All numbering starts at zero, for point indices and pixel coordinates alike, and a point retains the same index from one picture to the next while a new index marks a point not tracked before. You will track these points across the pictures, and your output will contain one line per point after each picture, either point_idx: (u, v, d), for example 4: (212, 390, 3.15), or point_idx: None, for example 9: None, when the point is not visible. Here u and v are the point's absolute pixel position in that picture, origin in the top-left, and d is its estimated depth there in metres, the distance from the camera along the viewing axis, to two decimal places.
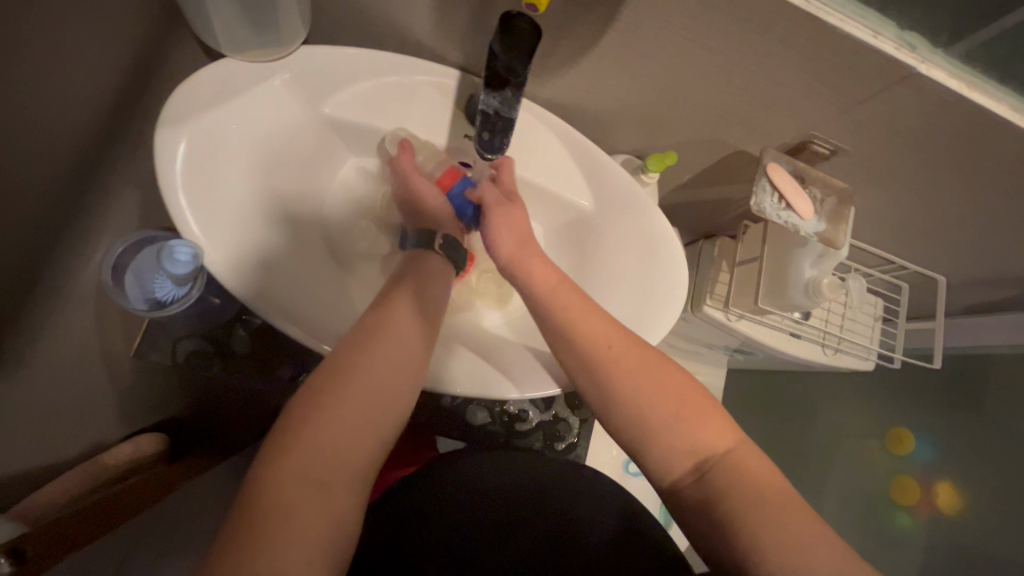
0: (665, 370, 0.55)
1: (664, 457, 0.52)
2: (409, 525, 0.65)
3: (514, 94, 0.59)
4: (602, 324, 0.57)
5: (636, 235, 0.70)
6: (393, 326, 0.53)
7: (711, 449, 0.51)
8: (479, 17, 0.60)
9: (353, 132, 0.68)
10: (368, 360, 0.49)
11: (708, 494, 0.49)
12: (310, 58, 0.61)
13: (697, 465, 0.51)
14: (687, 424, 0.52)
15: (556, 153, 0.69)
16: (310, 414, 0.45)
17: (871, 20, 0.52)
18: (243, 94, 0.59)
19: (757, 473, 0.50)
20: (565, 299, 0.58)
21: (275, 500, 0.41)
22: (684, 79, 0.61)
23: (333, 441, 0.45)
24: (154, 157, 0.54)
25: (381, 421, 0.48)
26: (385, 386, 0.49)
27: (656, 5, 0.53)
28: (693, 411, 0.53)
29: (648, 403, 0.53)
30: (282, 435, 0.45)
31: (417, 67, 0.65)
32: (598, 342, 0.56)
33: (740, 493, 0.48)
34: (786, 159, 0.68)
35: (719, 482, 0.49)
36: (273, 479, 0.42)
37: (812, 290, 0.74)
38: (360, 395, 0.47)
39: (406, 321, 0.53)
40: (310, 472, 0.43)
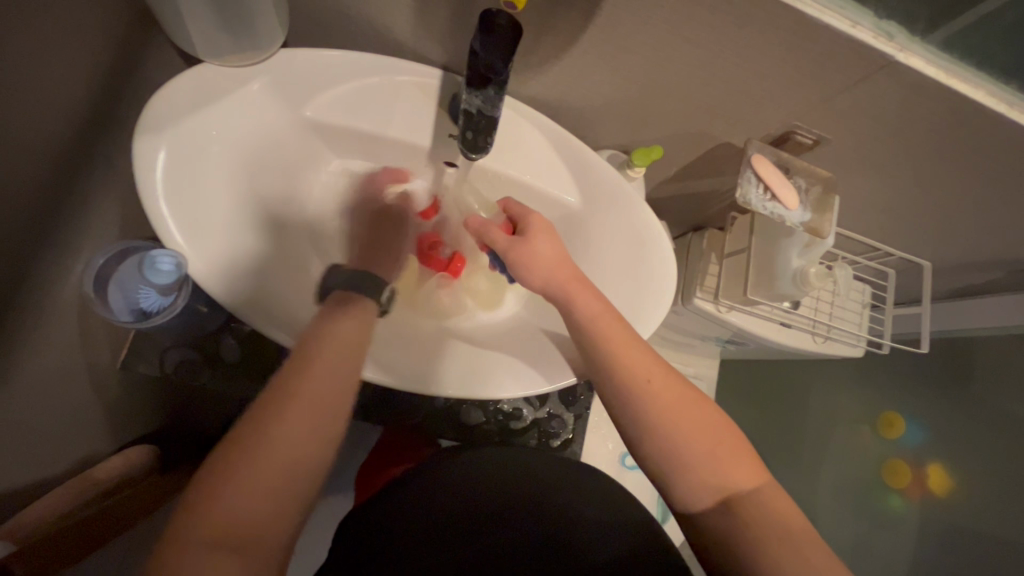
0: (699, 404, 0.55)
1: (695, 490, 0.52)
2: (404, 522, 0.66)
3: (496, 92, 0.58)
4: (641, 355, 0.56)
5: (624, 231, 0.70)
6: (323, 360, 0.48)
7: (739, 487, 0.52)
8: (458, 15, 0.60)
9: (336, 135, 0.67)
10: (288, 413, 0.45)
11: (733, 527, 0.50)
12: (289, 62, 0.61)
13: (724, 499, 0.52)
14: (718, 461, 0.52)
15: (543, 151, 0.69)
16: (221, 474, 0.42)
17: (848, 9, 0.52)
18: (221, 100, 0.58)
19: (784, 511, 0.51)
20: (609, 330, 0.57)
21: (180, 565, 0.39)
22: (666, 72, 0.61)
23: (245, 502, 0.42)
24: (133, 168, 0.53)
25: (300, 475, 0.45)
26: (307, 440, 0.45)
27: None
28: (726, 448, 0.53)
29: (683, 436, 0.53)
30: (194, 497, 0.42)
31: (399, 68, 0.64)
32: (635, 374, 0.55)
33: (768, 530, 0.49)
34: (769, 149, 0.69)
35: (747, 516, 0.50)
36: (179, 546, 0.40)
37: (799, 279, 0.74)
38: (285, 435, 0.45)
39: (337, 362, 0.49)
40: (219, 537, 0.41)
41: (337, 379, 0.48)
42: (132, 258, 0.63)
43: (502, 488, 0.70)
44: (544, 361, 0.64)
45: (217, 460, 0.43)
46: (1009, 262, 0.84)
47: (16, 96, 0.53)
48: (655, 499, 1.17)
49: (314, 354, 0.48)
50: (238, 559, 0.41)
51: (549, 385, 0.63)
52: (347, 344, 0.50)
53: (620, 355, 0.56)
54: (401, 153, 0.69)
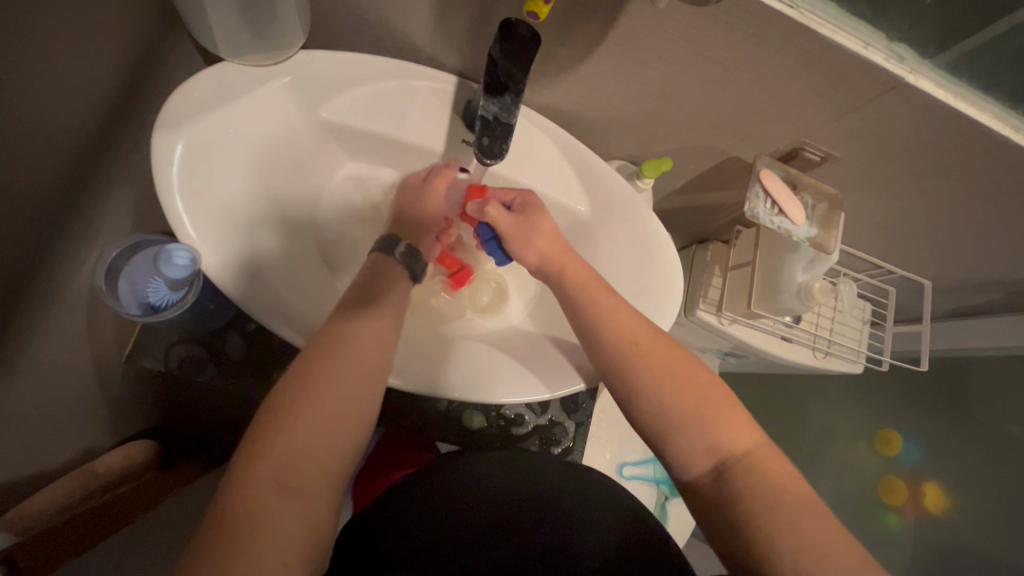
0: (684, 363, 0.56)
1: (686, 452, 0.53)
2: (413, 524, 0.66)
3: (513, 100, 0.58)
4: (630, 323, 0.58)
5: (631, 241, 0.70)
6: (366, 326, 0.52)
7: (732, 451, 0.52)
8: (477, 23, 0.61)
9: (350, 137, 0.68)
10: (336, 361, 0.49)
11: (731, 495, 0.50)
12: (308, 62, 0.61)
13: (718, 464, 0.52)
14: (706, 423, 0.53)
15: (553, 159, 0.70)
16: (279, 425, 0.45)
17: (861, 31, 0.53)
18: (240, 98, 0.58)
19: (776, 475, 0.51)
20: (604, 308, 0.59)
21: (245, 511, 0.41)
22: (679, 86, 0.62)
23: (301, 450, 0.45)
24: (152, 161, 0.53)
25: (350, 426, 0.48)
26: (354, 394, 0.49)
27: (655, 13, 0.54)
28: (720, 413, 0.54)
29: (672, 404, 0.54)
30: (253, 441, 0.44)
31: (415, 72, 0.65)
32: (625, 345, 0.56)
33: (756, 491, 0.50)
34: (778, 166, 0.70)
35: (740, 482, 0.50)
36: (242, 494, 0.41)
37: (804, 295, 0.75)
38: (333, 395, 0.48)
39: (378, 324, 0.53)
40: (279, 481, 0.43)
41: (380, 337, 0.52)
42: (149, 250, 0.63)
43: (513, 490, 0.71)
44: (550, 367, 0.65)
45: (272, 414, 0.45)
46: (1009, 283, 0.86)
47: (39, 87, 0.53)
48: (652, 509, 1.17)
49: (359, 317, 0.52)
50: (295, 503, 0.43)
51: (556, 391, 0.63)
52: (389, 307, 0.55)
53: (612, 325, 0.58)
54: (413, 156, 0.70)
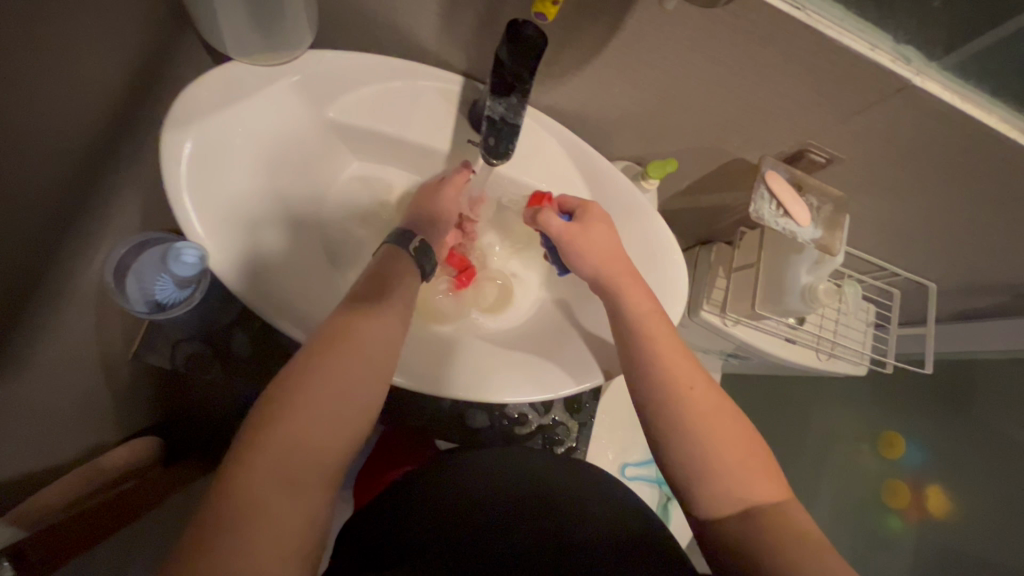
0: (726, 404, 0.56)
1: (719, 495, 0.52)
2: (417, 520, 0.66)
3: (519, 99, 0.59)
4: (683, 362, 0.57)
5: (636, 242, 0.71)
6: (371, 333, 0.51)
7: (762, 498, 0.52)
8: (484, 24, 0.61)
9: (357, 137, 0.68)
10: (340, 370, 0.48)
11: (759, 538, 0.50)
12: (315, 63, 0.62)
13: (747, 508, 0.52)
14: (742, 468, 0.53)
15: (558, 160, 0.70)
16: (268, 431, 0.44)
17: (868, 33, 0.53)
18: (249, 98, 0.59)
19: (805, 527, 0.51)
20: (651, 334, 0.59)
21: (228, 521, 0.40)
22: (685, 87, 0.62)
23: (289, 457, 0.44)
24: (161, 160, 0.54)
25: (341, 436, 0.47)
26: (347, 403, 0.47)
27: (662, 15, 0.54)
28: (754, 461, 0.53)
29: (713, 441, 0.53)
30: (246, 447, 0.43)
31: (421, 73, 0.66)
32: (671, 376, 0.56)
33: (786, 537, 0.49)
34: (783, 167, 0.70)
35: (768, 529, 0.50)
36: (228, 499, 0.41)
37: (808, 296, 0.75)
38: (331, 404, 0.46)
39: (379, 333, 0.52)
40: (265, 491, 0.42)
41: (382, 344, 0.51)
42: (156, 247, 0.63)
43: (514, 488, 0.71)
44: (554, 368, 0.65)
45: (264, 415, 0.45)
46: (1013, 286, 0.86)
47: (50, 86, 0.54)
48: (654, 510, 1.17)
49: (360, 325, 0.51)
50: (281, 512, 0.42)
51: (561, 391, 0.63)
52: (390, 314, 0.53)
53: (664, 357, 0.57)
54: (419, 156, 0.70)
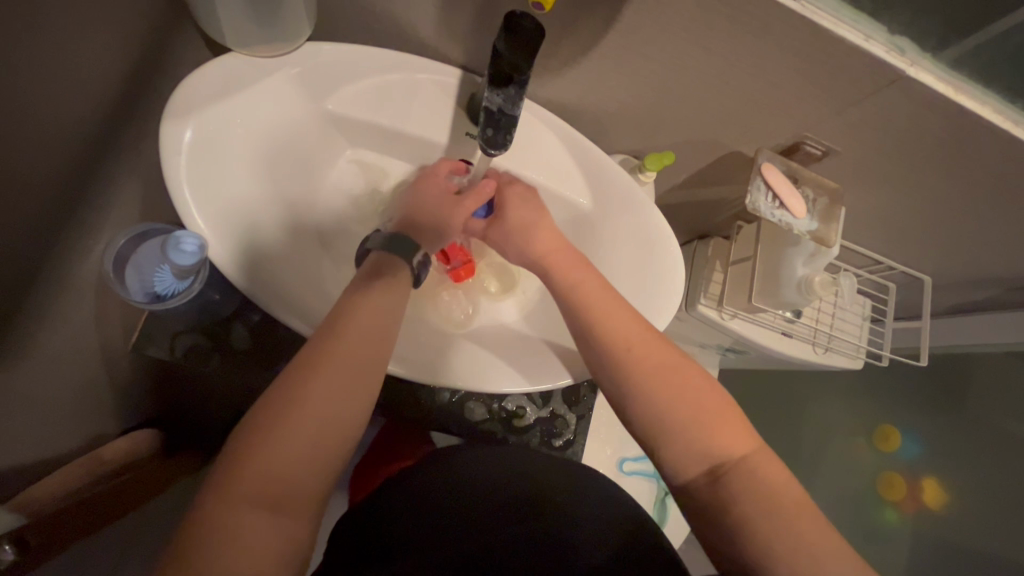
0: (677, 370, 0.55)
1: (683, 459, 0.53)
2: (412, 521, 0.66)
3: (517, 91, 0.59)
4: (639, 333, 0.57)
5: (633, 235, 0.71)
6: (361, 322, 0.51)
7: (733, 454, 0.52)
8: (482, 16, 0.61)
9: (355, 128, 0.68)
10: (336, 364, 0.48)
11: (730, 496, 0.51)
12: (313, 55, 0.62)
13: (716, 469, 0.52)
14: (703, 433, 0.53)
15: (555, 153, 0.71)
16: (237, 451, 0.43)
17: (862, 24, 0.54)
18: (247, 90, 0.59)
19: (773, 478, 0.51)
20: (596, 307, 0.59)
21: (227, 521, 0.41)
22: (680, 80, 0.63)
23: (286, 453, 0.44)
24: (161, 151, 0.54)
25: (336, 431, 0.47)
26: (338, 399, 0.47)
27: (658, 6, 0.54)
28: (715, 417, 0.54)
29: (668, 411, 0.54)
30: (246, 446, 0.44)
31: (420, 65, 0.66)
32: (629, 350, 0.56)
33: (756, 491, 0.50)
34: (779, 159, 0.70)
35: (736, 485, 0.51)
36: (224, 499, 0.42)
37: (805, 288, 0.76)
38: (326, 401, 0.46)
39: (365, 324, 0.51)
40: (259, 490, 0.43)
41: (372, 332, 0.51)
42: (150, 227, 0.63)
43: (504, 488, 0.71)
44: (550, 358, 0.65)
45: (264, 411, 0.45)
46: (1010, 279, 0.86)
47: (49, 76, 0.54)
48: (651, 505, 1.17)
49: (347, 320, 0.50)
50: (274, 514, 0.43)
51: (558, 380, 0.64)
52: (374, 306, 0.52)
53: (613, 332, 0.57)
54: (418, 149, 0.71)
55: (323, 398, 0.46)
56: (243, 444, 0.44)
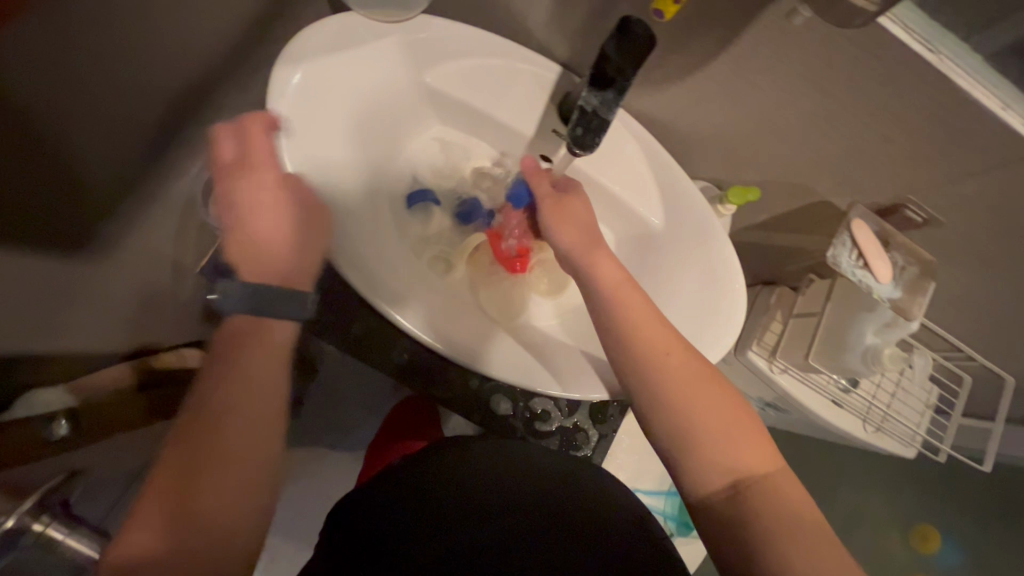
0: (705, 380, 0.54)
1: (702, 472, 0.50)
2: (421, 510, 0.64)
3: (616, 96, 0.58)
4: (662, 335, 0.55)
5: (699, 263, 0.69)
6: (245, 373, 0.49)
7: (754, 472, 0.50)
8: (596, 18, 0.62)
9: (447, 105, 0.70)
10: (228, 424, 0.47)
11: (745, 513, 0.48)
12: (425, 27, 0.64)
13: (735, 483, 0.50)
14: (725, 443, 0.51)
15: (637, 165, 0.70)
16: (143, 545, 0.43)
17: (1001, 89, 0.50)
18: (358, 51, 0.62)
19: (796, 498, 0.49)
20: (630, 307, 0.57)
21: None
22: (785, 117, 0.61)
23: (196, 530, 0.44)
24: (270, 91, 0.57)
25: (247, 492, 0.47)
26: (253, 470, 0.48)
27: (782, 35, 0.53)
28: (740, 432, 0.52)
29: (689, 417, 0.52)
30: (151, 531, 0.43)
31: (523, 56, 0.67)
32: (656, 349, 0.54)
33: (776, 509, 0.48)
34: (874, 218, 0.65)
35: (756, 501, 0.48)
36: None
37: (871, 357, 0.72)
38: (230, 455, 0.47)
39: (271, 388, 0.50)
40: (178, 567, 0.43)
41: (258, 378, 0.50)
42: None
43: (478, 491, 0.67)
44: (589, 368, 0.65)
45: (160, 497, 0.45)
46: None
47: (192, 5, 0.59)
48: None
49: (248, 389, 0.49)
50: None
51: (594, 394, 0.63)
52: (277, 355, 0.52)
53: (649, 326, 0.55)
54: (502, 136, 0.72)
55: (235, 469, 0.47)
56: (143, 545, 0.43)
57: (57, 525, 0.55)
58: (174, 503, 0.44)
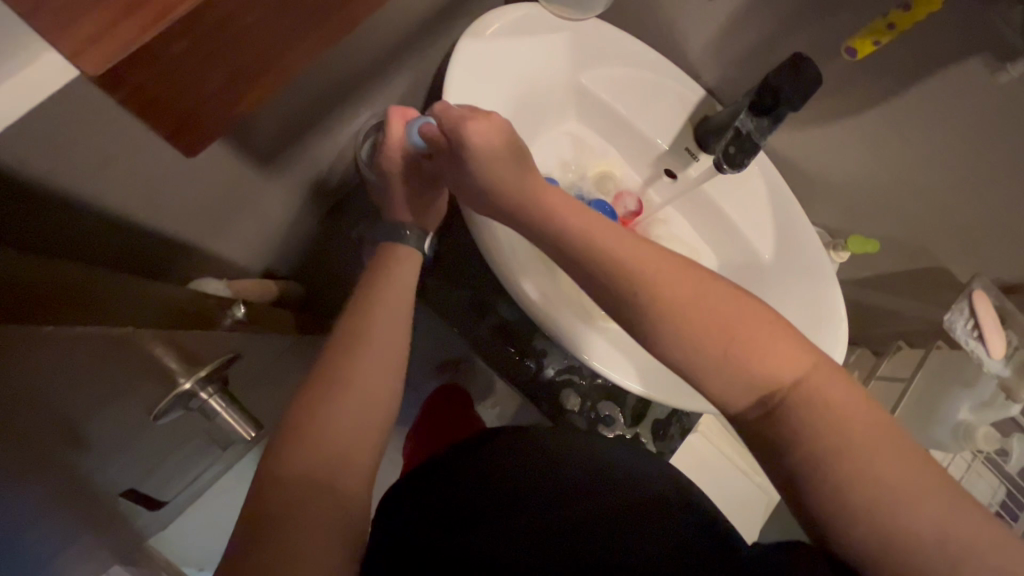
0: (658, 289, 0.44)
1: (730, 386, 0.42)
2: (463, 496, 0.60)
3: (772, 122, 0.61)
4: (649, 254, 0.46)
5: (800, 303, 0.70)
6: (388, 295, 0.53)
7: (786, 380, 0.41)
8: (761, 51, 0.65)
9: (590, 108, 0.74)
10: (366, 344, 0.49)
11: (791, 432, 0.39)
12: (592, 30, 0.69)
13: (768, 395, 0.41)
14: (749, 355, 0.42)
15: (756, 196, 0.72)
16: (291, 438, 0.42)
17: None
18: (530, 39, 0.67)
19: (838, 401, 0.39)
20: (609, 245, 0.48)
21: (284, 505, 0.38)
22: (931, 175, 0.62)
23: (330, 433, 0.43)
24: (452, 60, 0.61)
25: (375, 414, 0.46)
26: (376, 391, 0.47)
27: (965, 91, 0.55)
28: (774, 339, 0.42)
29: (704, 338, 0.43)
30: (293, 428, 0.42)
31: (674, 75, 0.71)
32: (624, 263, 0.46)
33: (828, 422, 0.38)
34: (995, 292, 0.65)
35: (800, 409, 0.39)
36: (275, 486, 0.39)
37: (963, 433, 0.71)
38: (372, 367, 0.48)
39: (393, 308, 0.53)
40: (311, 467, 0.41)
41: (398, 299, 0.54)
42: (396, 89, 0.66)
43: (519, 466, 0.62)
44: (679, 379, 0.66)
45: (303, 400, 0.44)
46: None
47: None
48: None
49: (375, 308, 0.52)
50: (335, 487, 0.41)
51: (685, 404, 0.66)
52: (404, 277, 0.56)
53: (609, 257, 0.47)
54: (633, 146, 0.75)
55: (369, 379, 0.47)
56: (274, 449, 0.42)
57: (219, 396, 0.50)
58: (316, 405, 0.44)
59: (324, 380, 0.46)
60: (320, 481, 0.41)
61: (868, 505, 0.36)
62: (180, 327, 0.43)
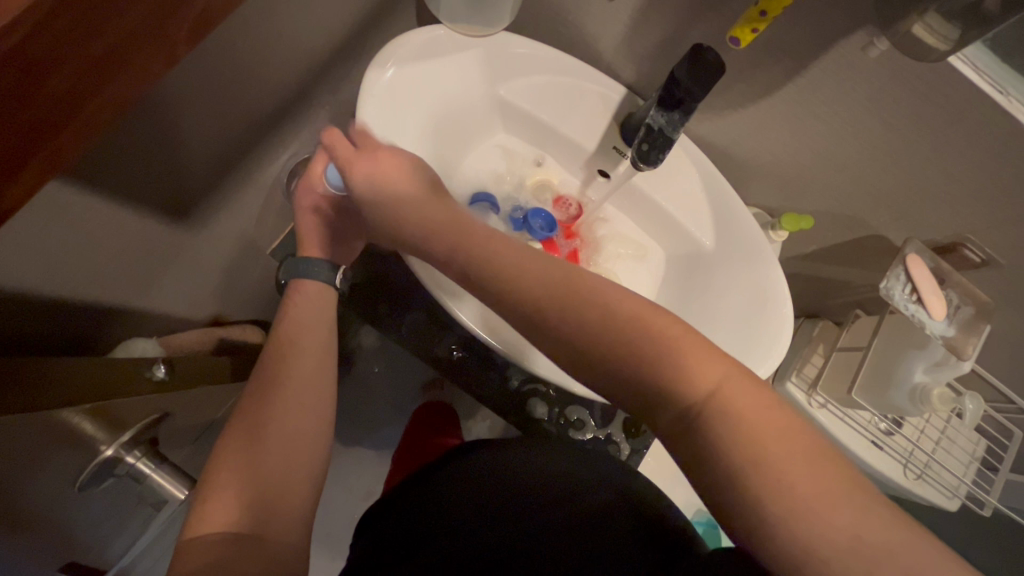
0: (585, 301, 0.45)
1: (655, 388, 0.42)
2: (420, 527, 0.62)
3: (683, 116, 0.62)
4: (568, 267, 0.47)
5: (745, 286, 0.70)
6: (302, 342, 0.57)
7: (704, 377, 0.40)
8: (669, 43, 0.66)
9: (515, 118, 0.74)
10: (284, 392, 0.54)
11: (712, 429, 0.39)
12: (505, 42, 0.69)
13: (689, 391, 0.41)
14: (667, 356, 0.42)
15: (690, 185, 0.72)
16: (214, 492, 0.47)
17: None
18: (444, 59, 0.67)
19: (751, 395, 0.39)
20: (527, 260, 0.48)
21: (214, 548, 0.43)
22: (847, 147, 0.62)
23: (258, 478, 0.48)
24: (361, 90, 0.61)
25: (304, 456, 0.52)
26: (304, 435, 0.53)
27: (863, 62, 0.55)
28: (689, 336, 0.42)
29: (627, 343, 0.43)
30: (217, 483, 0.47)
31: (592, 76, 0.71)
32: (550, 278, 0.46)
33: (742, 419, 0.39)
34: (930, 254, 0.66)
35: (721, 404, 0.39)
36: (205, 535, 0.44)
37: (919, 396, 0.71)
38: (293, 413, 0.53)
39: (312, 357, 0.57)
40: (242, 513, 0.46)
41: (312, 344, 0.58)
42: None
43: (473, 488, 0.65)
44: None
45: (228, 455, 0.49)
46: None
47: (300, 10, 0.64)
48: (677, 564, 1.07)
49: (289, 357, 0.56)
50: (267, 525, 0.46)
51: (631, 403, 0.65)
52: (313, 315, 0.59)
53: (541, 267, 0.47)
54: (565, 150, 0.75)
55: (292, 425, 0.52)
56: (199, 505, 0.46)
57: (146, 458, 0.54)
58: (241, 459, 0.49)
59: (249, 438, 0.50)
60: (255, 524, 0.46)
61: (780, 495, 0.36)
62: (108, 400, 0.45)
